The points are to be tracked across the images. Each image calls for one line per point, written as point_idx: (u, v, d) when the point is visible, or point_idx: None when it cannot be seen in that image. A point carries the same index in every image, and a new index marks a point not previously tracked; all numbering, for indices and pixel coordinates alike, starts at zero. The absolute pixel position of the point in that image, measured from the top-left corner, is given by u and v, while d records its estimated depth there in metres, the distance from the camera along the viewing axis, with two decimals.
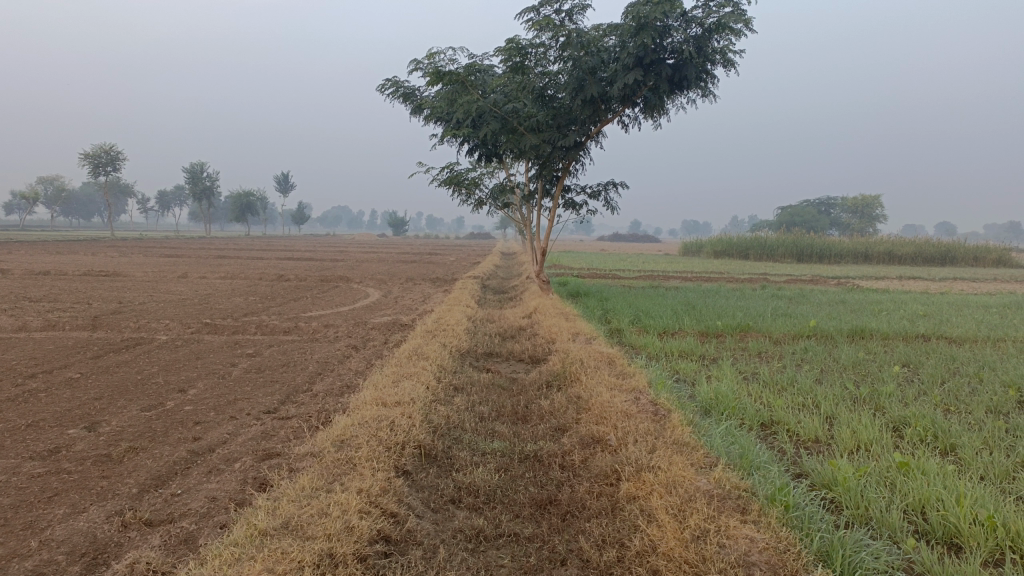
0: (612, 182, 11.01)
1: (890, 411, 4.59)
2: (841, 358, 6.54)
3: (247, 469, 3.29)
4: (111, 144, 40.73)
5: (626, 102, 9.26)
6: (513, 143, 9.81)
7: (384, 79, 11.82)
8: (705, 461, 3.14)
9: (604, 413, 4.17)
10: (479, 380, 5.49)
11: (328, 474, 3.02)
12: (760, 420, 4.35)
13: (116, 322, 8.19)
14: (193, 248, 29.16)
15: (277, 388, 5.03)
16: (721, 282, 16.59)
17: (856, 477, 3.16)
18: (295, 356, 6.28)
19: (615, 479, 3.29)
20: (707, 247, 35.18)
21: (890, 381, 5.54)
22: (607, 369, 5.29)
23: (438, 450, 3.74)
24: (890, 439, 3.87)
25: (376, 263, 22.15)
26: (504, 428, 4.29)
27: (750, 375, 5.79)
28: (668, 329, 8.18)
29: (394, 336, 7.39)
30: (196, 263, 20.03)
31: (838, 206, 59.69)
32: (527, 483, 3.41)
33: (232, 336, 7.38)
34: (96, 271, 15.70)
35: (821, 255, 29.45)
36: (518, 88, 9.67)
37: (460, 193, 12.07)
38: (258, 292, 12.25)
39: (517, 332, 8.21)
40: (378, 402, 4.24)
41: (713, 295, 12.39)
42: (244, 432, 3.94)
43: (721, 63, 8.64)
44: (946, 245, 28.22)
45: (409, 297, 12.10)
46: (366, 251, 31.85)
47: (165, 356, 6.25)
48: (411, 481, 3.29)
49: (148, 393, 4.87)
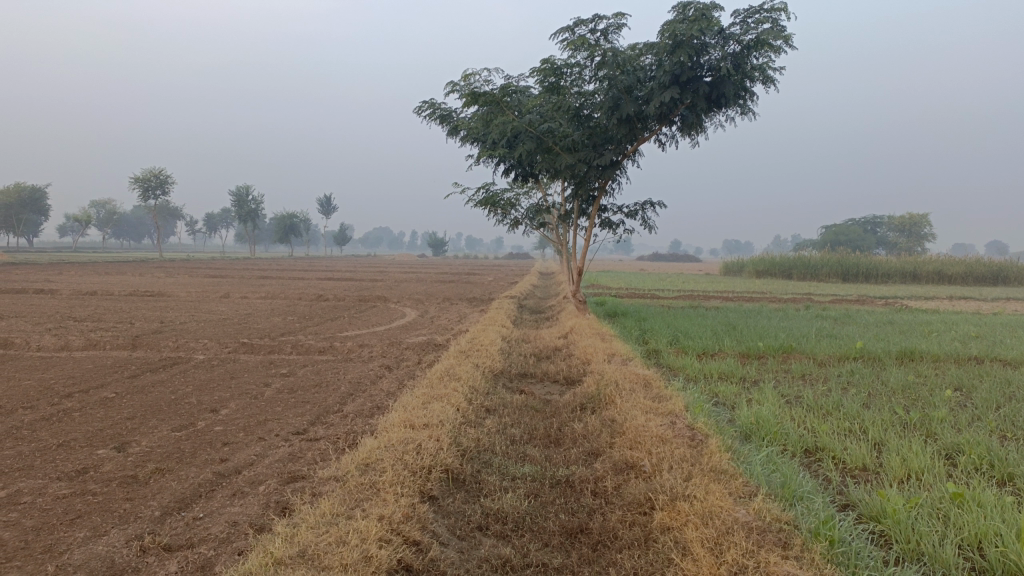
0: (649, 202, 10.87)
1: (943, 437, 4.36)
2: (889, 381, 6.29)
3: (271, 493, 3.23)
4: (159, 168, 41.88)
5: (663, 121, 9.14)
6: (549, 163, 9.75)
7: (421, 101, 11.89)
8: (744, 490, 2.99)
9: (639, 438, 4.03)
10: (512, 402, 5.38)
11: (351, 499, 2.94)
12: (803, 446, 4.17)
13: (155, 341, 8.28)
14: (236, 269, 29.68)
15: (307, 408, 4.99)
16: (763, 302, 16.28)
17: (907, 509, 2.97)
18: (328, 376, 6.25)
19: (649, 507, 3.14)
20: (749, 266, 34.70)
21: (942, 406, 5.29)
22: (643, 392, 5.14)
23: (466, 474, 3.64)
24: (942, 468, 3.66)
25: (414, 283, 22.22)
26: (535, 451, 4.17)
27: (793, 399, 5.58)
28: (707, 350, 7.98)
29: (427, 356, 7.33)
30: (238, 283, 20.33)
31: (884, 224, 58.39)
32: (557, 510, 3.29)
33: (268, 356, 7.40)
34: (141, 292, 15.99)
35: (867, 274, 28.78)
36: (554, 108, 9.62)
37: (496, 213, 12.03)
38: (296, 312, 12.34)
39: (552, 353, 8.09)
40: (406, 424, 4.16)
41: (754, 316, 12.12)
42: (271, 453, 3.89)
43: (761, 80, 8.48)
44: (998, 264, 27.37)
45: (445, 316, 12.06)
46: (406, 272, 32.00)
47: (200, 375, 6.27)
48: (437, 506, 3.20)
49: (180, 413, 4.87)
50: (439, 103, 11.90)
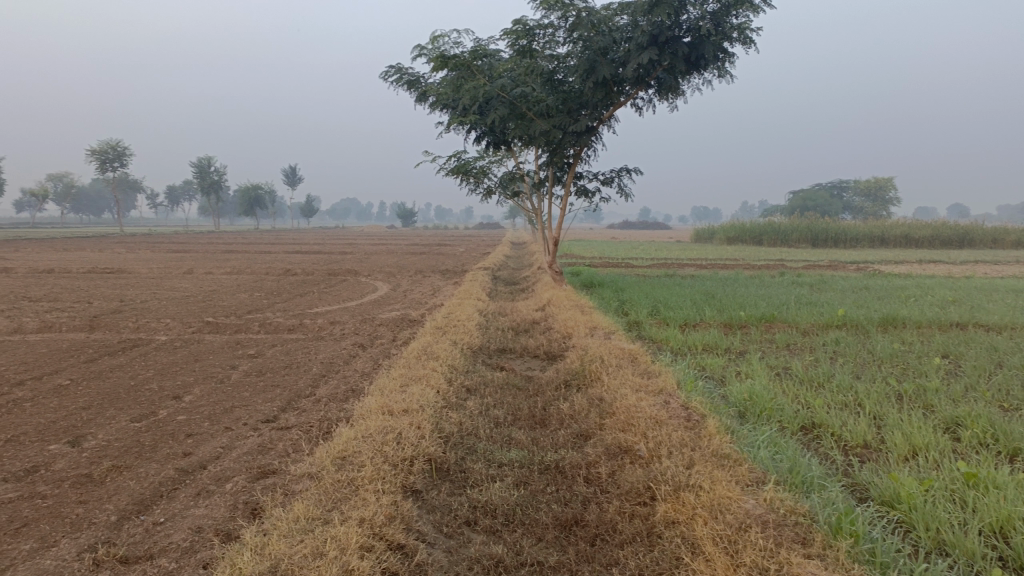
0: (626, 169, 10.62)
1: (940, 409, 4.22)
2: (876, 350, 6.16)
3: (241, 492, 2.97)
4: (117, 140, 40.56)
5: (641, 84, 8.87)
6: (523, 129, 9.44)
7: (389, 66, 11.43)
8: (751, 477, 2.81)
9: (631, 419, 3.82)
10: (493, 381, 5.15)
11: (328, 500, 2.69)
12: (800, 423, 4.00)
13: (115, 322, 7.89)
14: (199, 243, 29.09)
15: (278, 392, 4.70)
16: (738, 269, 16.19)
17: (922, 493, 2.82)
18: (298, 357, 5.95)
19: (648, 498, 2.93)
20: (719, 233, 34.79)
21: (934, 376, 5.16)
22: (630, 368, 4.94)
23: (450, 463, 3.41)
24: (946, 443, 3.51)
25: (385, 256, 21.82)
26: (521, 434, 3.94)
27: (782, 371, 5.42)
28: (689, 321, 7.81)
29: (402, 333, 7.06)
30: (203, 258, 19.76)
31: (852, 189, 58.81)
32: (549, 500, 3.07)
33: (234, 336, 7.07)
34: (100, 269, 15.43)
35: (835, 240, 28.90)
36: (528, 72, 9.28)
37: (469, 182, 11.70)
38: (263, 287, 11.96)
39: (530, 326, 7.87)
40: (384, 410, 3.90)
41: (731, 284, 12.00)
42: (239, 445, 3.62)
43: (740, 41, 8.23)
44: (963, 228, 27.60)
45: (418, 290, 11.77)
46: (376, 244, 31.53)
47: (162, 359, 5.93)
48: (420, 501, 2.97)
49: (140, 401, 4.56)
50: (407, 68, 11.45)
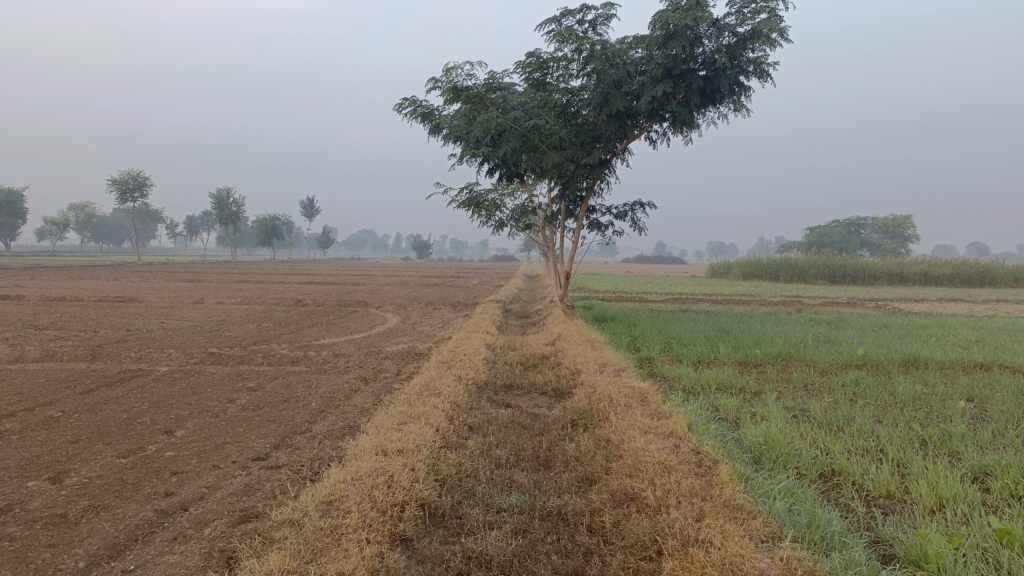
0: (639, 202, 10.49)
1: (968, 457, 3.98)
2: (898, 392, 5.90)
3: (219, 538, 2.79)
4: (138, 170, 41.01)
5: (655, 117, 8.77)
6: (535, 162, 9.34)
7: (403, 98, 11.41)
8: (766, 533, 2.60)
9: (639, 463, 3.61)
10: (497, 418, 4.96)
11: (308, 551, 2.51)
12: (819, 470, 3.78)
13: (118, 352, 7.77)
14: (213, 273, 29.19)
15: (272, 428, 4.53)
16: (753, 305, 15.95)
17: (953, 552, 2.60)
18: (298, 391, 5.77)
19: (655, 551, 2.72)
20: (735, 268, 34.54)
21: (959, 420, 4.92)
22: (640, 408, 4.72)
23: (445, 508, 3.22)
24: (976, 496, 3.27)
25: (398, 287, 21.75)
26: (523, 477, 3.74)
27: (799, 413, 5.19)
28: (702, 358, 7.60)
29: (406, 368, 6.87)
30: (215, 287, 19.77)
31: (869, 226, 58.46)
32: (549, 551, 2.86)
33: (236, 368, 6.91)
34: (112, 297, 15.43)
35: (853, 276, 28.54)
36: (541, 105, 9.21)
37: (480, 215, 11.60)
38: (271, 318, 11.86)
39: (539, 361, 7.68)
40: (378, 450, 3.71)
41: (746, 320, 11.76)
42: (225, 485, 3.45)
43: (757, 74, 8.12)
44: (983, 266, 27.19)
45: (428, 322, 11.62)
46: (390, 275, 31.53)
47: (160, 390, 5.79)
48: (409, 551, 2.77)
49: (130, 436, 4.39)
50: (421, 100, 11.42)
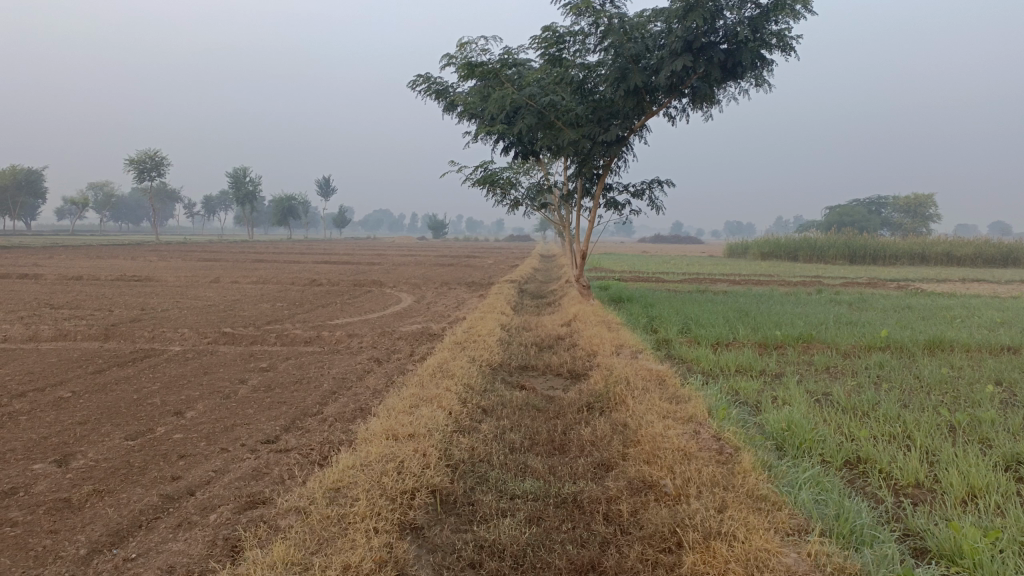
0: (657, 180, 10.29)
1: (999, 444, 3.83)
2: (923, 375, 5.73)
3: (225, 525, 2.71)
4: (155, 150, 41.08)
5: (674, 93, 8.56)
6: (551, 139, 9.17)
7: (416, 75, 11.25)
8: (792, 525, 2.50)
9: (657, 449, 3.50)
10: (512, 401, 4.85)
11: (313, 541, 2.42)
12: (844, 457, 3.65)
13: (131, 331, 7.73)
14: (228, 252, 29.35)
15: (283, 410, 4.45)
16: (772, 286, 15.72)
17: (989, 547, 2.47)
18: (310, 372, 5.70)
19: (675, 542, 2.61)
20: (753, 248, 34.21)
21: (989, 405, 4.75)
22: (658, 392, 4.60)
23: (457, 495, 3.12)
24: (1010, 485, 3.14)
25: (413, 267, 21.66)
26: (538, 462, 3.64)
27: (822, 398, 5.04)
28: (721, 340, 7.45)
29: (420, 348, 6.78)
30: (231, 267, 19.79)
31: (890, 206, 57.67)
32: (564, 540, 2.76)
33: (249, 348, 6.85)
34: (128, 277, 15.47)
35: (874, 256, 28.14)
36: (557, 80, 9.03)
37: (495, 193, 11.44)
38: (286, 298, 11.82)
39: (555, 342, 7.57)
40: (388, 434, 3.62)
41: (765, 301, 11.57)
42: (233, 469, 3.37)
43: (780, 48, 7.88)
44: (1008, 245, 26.66)
45: (442, 302, 11.53)
46: (405, 256, 31.42)
47: (171, 371, 5.73)
48: (419, 540, 2.68)
49: (139, 417, 4.33)
50: (435, 77, 11.25)
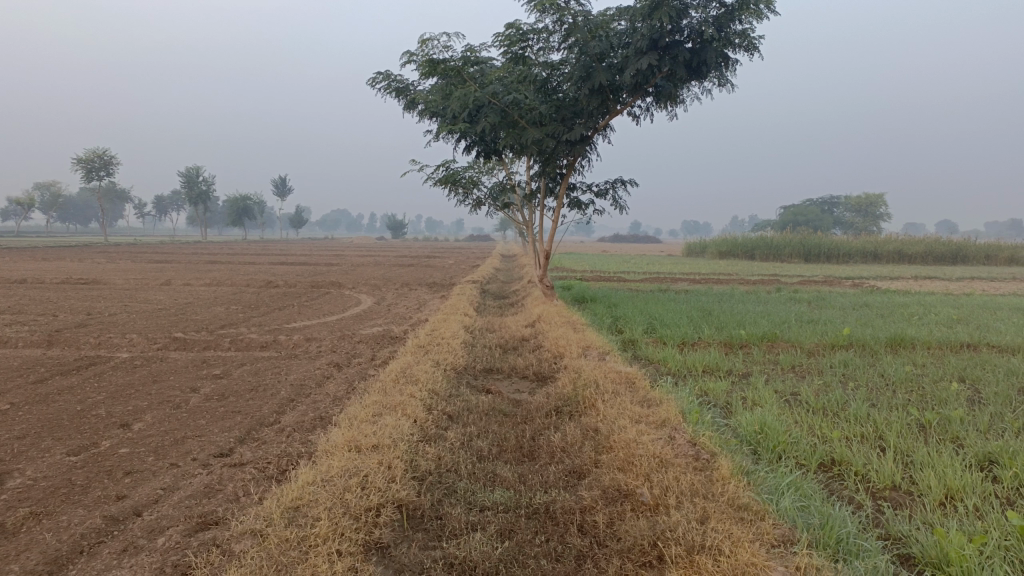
0: (620, 179, 10.23)
1: (971, 442, 3.80)
2: (888, 373, 5.74)
3: (174, 550, 2.51)
4: (103, 148, 39.92)
5: (638, 92, 8.51)
6: (514, 138, 9.06)
7: (375, 72, 11.02)
8: (777, 537, 2.40)
9: (631, 456, 3.39)
10: (478, 406, 4.70)
11: (271, 568, 2.24)
12: (819, 459, 3.59)
13: (76, 337, 7.38)
14: (181, 252, 28.67)
15: (238, 420, 4.23)
16: (732, 284, 15.81)
17: (977, 553, 2.40)
18: (267, 378, 5.47)
19: (654, 555, 2.50)
20: (711, 248, 34.60)
21: (956, 403, 4.73)
22: (628, 395, 4.49)
23: (424, 509, 2.97)
24: (988, 486, 3.09)
25: (372, 268, 21.31)
26: (507, 470, 3.50)
27: (790, 397, 5.00)
28: (687, 340, 7.40)
29: (382, 352, 6.59)
30: (184, 268, 19.24)
31: (842, 205, 58.89)
32: (538, 554, 2.62)
33: (201, 354, 6.58)
34: (76, 279, 14.93)
35: (828, 255, 28.64)
36: (519, 79, 8.90)
37: (457, 193, 11.28)
38: (241, 300, 11.49)
39: (519, 344, 7.44)
40: (351, 446, 3.45)
41: (727, 299, 11.59)
42: (184, 486, 3.16)
43: (744, 47, 7.87)
44: (956, 243, 27.29)
45: (403, 304, 11.31)
46: (364, 255, 30.91)
47: (118, 379, 5.44)
48: (385, 560, 2.52)
49: (82, 430, 4.08)
50: (394, 75, 11.04)
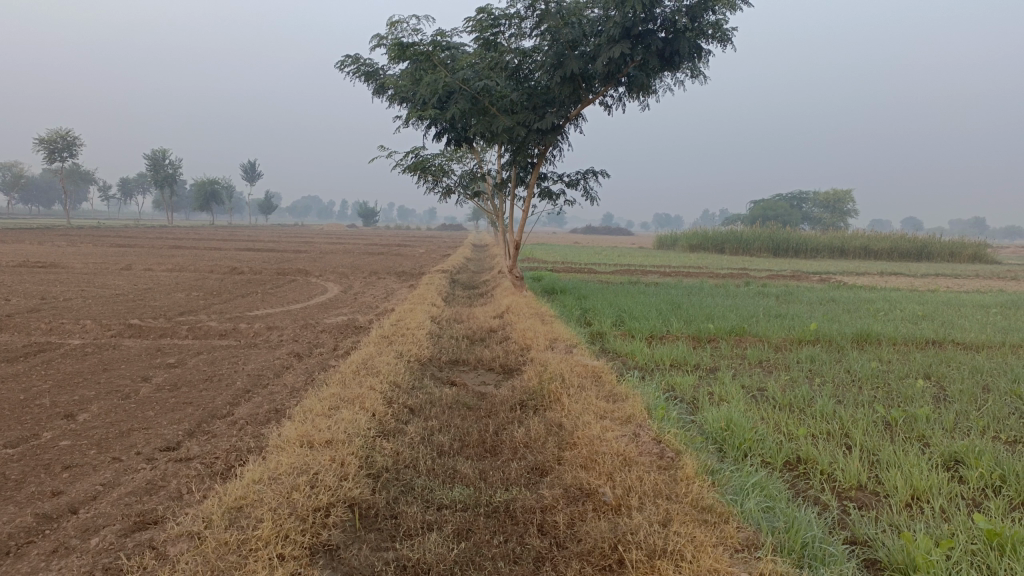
0: (592, 170, 10.13)
1: (937, 441, 3.76)
2: (854, 369, 5.73)
3: (106, 552, 2.36)
4: (66, 128, 38.93)
5: (610, 81, 8.41)
6: (485, 125, 8.87)
7: (345, 55, 10.79)
8: (740, 541, 2.32)
9: (595, 453, 3.30)
10: (441, 399, 4.59)
11: (206, 574, 2.11)
12: (784, 458, 3.53)
13: (27, 322, 7.11)
14: (146, 237, 28.07)
15: (189, 412, 4.07)
16: (701, 278, 15.84)
17: (943, 558, 2.34)
18: (224, 368, 5.29)
19: (614, 559, 2.41)
20: (682, 240, 34.77)
21: (922, 400, 4.72)
22: (593, 390, 4.41)
23: (378, 508, 2.85)
24: (953, 487, 3.04)
25: (340, 255, 21.05)
26: (468, 466, 3.39)
27: (757, 393, 4.96)
28: (655, 333, 7.34)
29: (345, 342, 6.44)
30: (149, 253, 18.84)
31: (811, 200, 59.53)
32: (495, 556, 2.52)
33: (157, 341, 6.36)
34: (33, 262, 14.52)
35: (796, 250, 28.90)
36: (491, 65, 8.73)
37: (427, 180, 11.10)
38: (203, 286, 11.23)
39: (486, 335, 7.33)
40: (304, 441, 3.31)
41: (697, 293, 11.58)
42: (125, 482, 3.00)
43: (717, 39, 7.81)
44: (921, 241, 27.70)
45: (370, 293, 11.12)
46: (333, 243, 30.51)
47: (66, 367, 5.22)
48: (333, 563, 2.40)
49: (23, 421, 3.89)
50: (364, 59, 10.82)
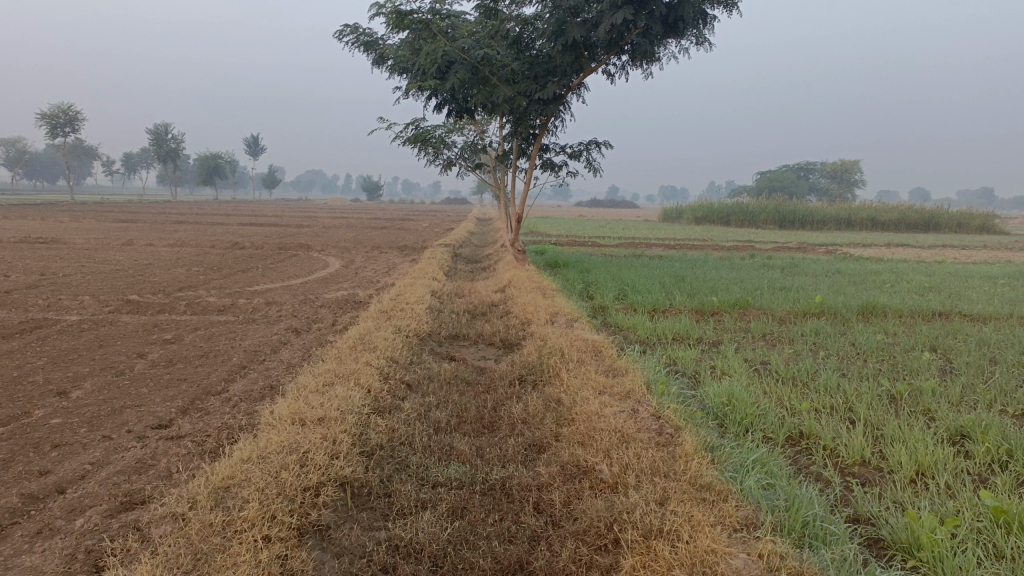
0: (594, 142, 9.98)
1: (943, 415, 3.69)
2: (859, 342, 5.64)
3: (91, 534, 2.31)
4: (67, 103, 38.70)
5: (613, 49, 8.24)
6: (485, 96, 8.72)
7: (343, 26, 10.61)
8: (739, 520, 2.26)
9: (592, 430, 3.23)
10: (439, 374, 4.53)
11: (189, 557, 2.06)
12: (787, 433, 3.46)
13: (24, 299, 7.06)
14: (150, 212, 28.00)
15: (182, 389, 4.02)
16: (706, 251, 15.70)
17: (948, 536, 2.28)
18: (220, 344, 5.24)
19: (609, 538, 2.35)
20: (687, 213, 34.54)
21: (928, 373, 4.64)
22: (593, 364, 4.33)
23: (371, 486, 2.80)
24: (960, 462, 2.97)
25: (343, 230, 20.94)
26: (464, 443, 3.33)
27: (760, 366, 4.88)
28: (658, 307, 7.26)
29: (343, 317, 6.37)
30: (152, 228, 18.76)
31: (817, 172, 59.02)
32: (489, 535, 2.46)
33: (154, 317, 6.31)
34: (35, 238, 14.48)
35: (802, 222, 28.69)
36: (491, 34, 8.56)
37: (427, 153, 10.96)
38: (204, 262, 11.17)
39: (487, 310, 7.26)
40: (297, 418, 3.25)
41: (701, 265, 11.46)
42: (115, 461, 2.95)
43: (722, 5, 7.64)
44: (929, 212, 27.45)
45: (372, 267, 11.05)
46: (337, 217, 30.38)
47: (61, 344, 5.17)
48: (323, 544, 2.35)
49: (15, 398, 3.85)
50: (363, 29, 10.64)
